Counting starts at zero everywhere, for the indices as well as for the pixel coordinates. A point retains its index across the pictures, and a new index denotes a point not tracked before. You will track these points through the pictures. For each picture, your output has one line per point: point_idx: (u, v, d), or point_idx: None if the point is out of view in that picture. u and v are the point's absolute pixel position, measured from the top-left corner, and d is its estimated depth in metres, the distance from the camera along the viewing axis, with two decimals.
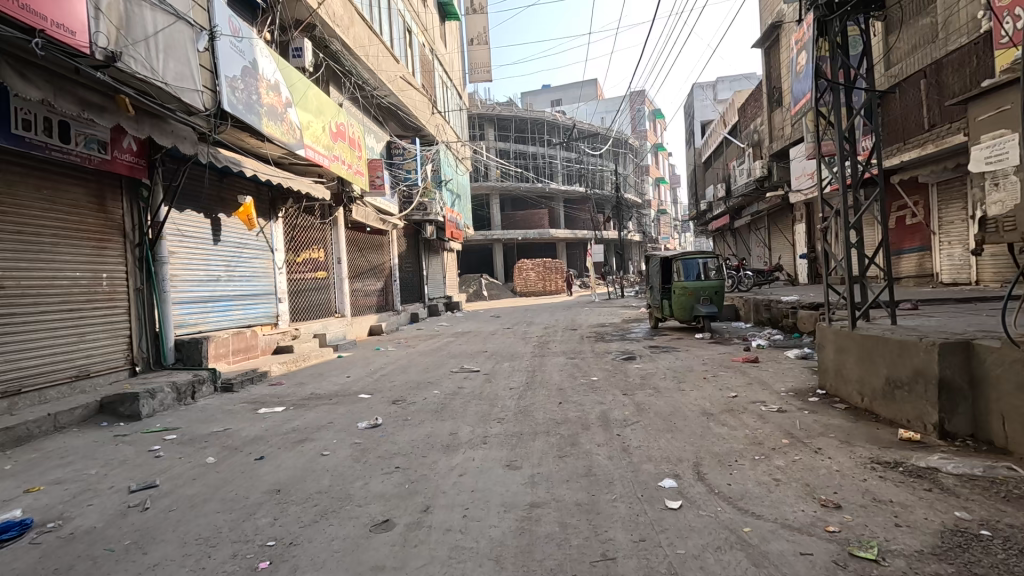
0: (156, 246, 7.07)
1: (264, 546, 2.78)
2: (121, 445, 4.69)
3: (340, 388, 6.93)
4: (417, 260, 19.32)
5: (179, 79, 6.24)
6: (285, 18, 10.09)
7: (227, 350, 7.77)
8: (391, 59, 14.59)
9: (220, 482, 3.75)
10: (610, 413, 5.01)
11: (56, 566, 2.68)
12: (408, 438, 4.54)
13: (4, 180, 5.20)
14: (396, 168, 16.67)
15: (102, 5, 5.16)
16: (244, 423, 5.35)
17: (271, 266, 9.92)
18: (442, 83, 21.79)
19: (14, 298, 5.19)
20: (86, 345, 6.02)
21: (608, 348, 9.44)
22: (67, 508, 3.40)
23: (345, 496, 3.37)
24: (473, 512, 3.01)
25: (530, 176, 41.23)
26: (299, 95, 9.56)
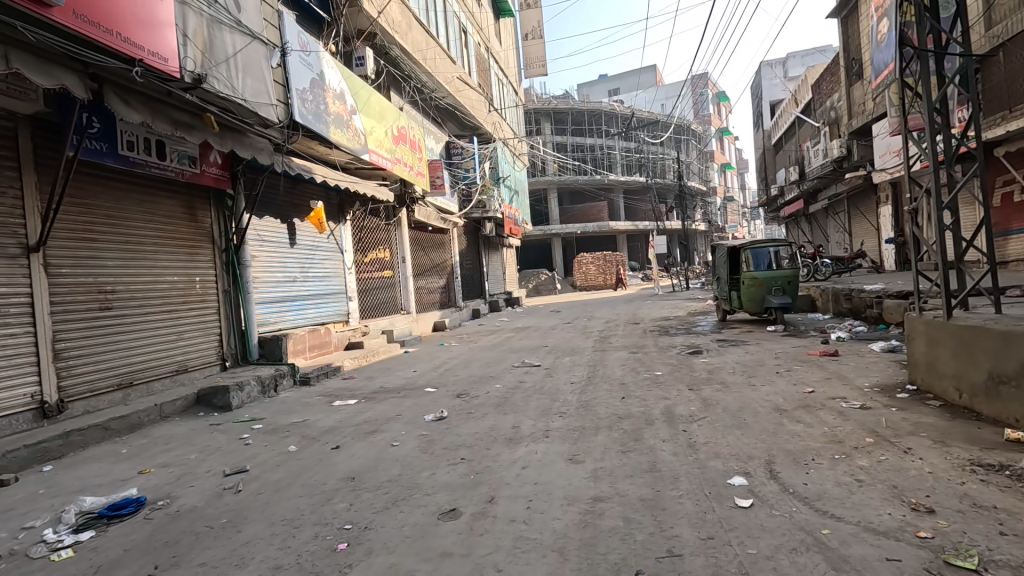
0: (240, 250, 7.66)
1: (341, 529, 2.97)
2: (215, 434, 5.16)
3: (406, 382, 7.22)
4: (477, 257, 19.66)
5: (256, 95, 6.72)
6: (347, 29, 10.56)
7: (304, 346, 8.30)
8: (447, 60, 14.88)
9: (301, 468, 4.03)
10: (674, 408, 4.88)
11: (165, 540, 3.00)
12: (472, 431, 4.66)
13: (113, 196, 5.84)
14: (455, 167, 17.04)
15: (189, 32, 5.67)
16: (321, 415, 5.70)
17: (341, 266, 10.46)
18: (498, 80, 21.93)
19: (123, 301, 5.83)
20: (184, 343, 6.66)
21: (672, 342, 9.17)
22: (172, 489, 3.79)
23: (413, 485, 3.52)
24: (537, 504, 3.06)
25: (588, 169, 40.68)
26: (363, 102, 10.00)
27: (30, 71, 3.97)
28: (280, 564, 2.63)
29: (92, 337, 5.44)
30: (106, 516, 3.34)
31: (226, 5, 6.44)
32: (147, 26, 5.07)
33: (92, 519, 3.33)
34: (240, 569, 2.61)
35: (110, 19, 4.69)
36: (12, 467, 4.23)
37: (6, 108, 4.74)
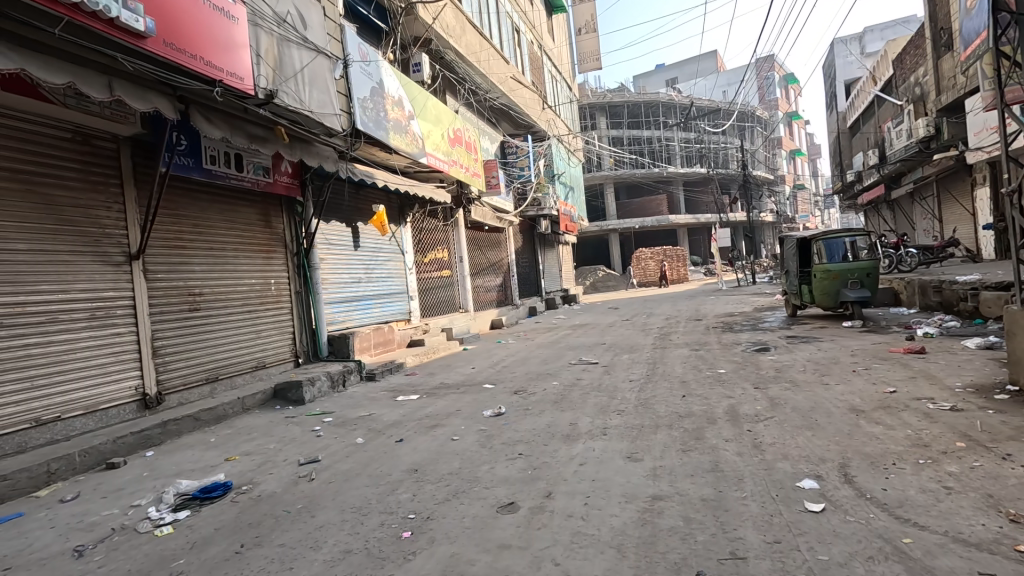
0: (310, 254, 8.13)
1: (406, 518, 3.11)
2: (291, 425, 5.53)
3: (465, 379, 7.40)
4: (533, 255, 19.72)
5: (322, 106, 7.12)
6: (404, 37, 10.91)
7: (370, 343, 8.71)
8: (501, 60, 15.00)
9: (368, 460, 4.25)
10: (739, 408, 4.69)
11: (250, 521, 3.28)
12: (530, 427, 4.72)
13: (199, 207, 6.38)
14: (510, 166, 17.21)
15: (261, 51, 6.11)
16: (385, 409, 5.97)
17: (402, 267, 10.85)
18: (551, 77, 21.86)
19: (209, 303, 6.37)
20: (262, 341, 7.17)
21: (737, 339, 8.81)
22: (254, 475, 4.11)
23: (473, 478, 3.62)
24: (595, 501, 3.06)
25: (645, 162, 39.64)
26: (420, 107, 10.30)
27: (129, 97, 4.43)
28: (350, 548, 2.80)
29: (183, 336, 5.99)
30: (199, 498, 3.69)
31: (293, 23, 6.85)
32: (226, 48, 5.50)
33: (187, 500, 3.69)
34: (314, 551, 2.80)
35: (196, 44, 5.13)
36: (122, 451, 4.74)
37: (109, 131, 5.31)
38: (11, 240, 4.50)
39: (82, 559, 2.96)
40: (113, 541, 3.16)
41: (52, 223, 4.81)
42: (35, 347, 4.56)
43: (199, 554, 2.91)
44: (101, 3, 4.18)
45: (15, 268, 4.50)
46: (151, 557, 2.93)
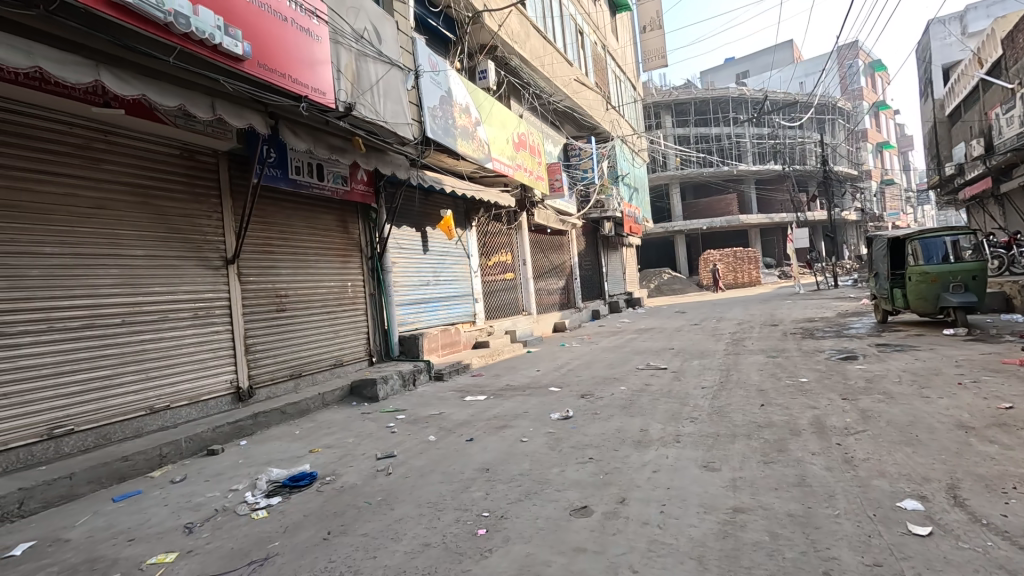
0: (383, 258, 8.51)
1: (480, 515, 3.18)
2: (367, 421, 5.81)
3: (531, 381, 7.44)
4: (596, 257, 19.50)
5: (395, 116, 7.46)
6: (471, 46, 11.15)
7: (437, 344, 8.97)
8: (565, 63, 14.98)
9: (440, 457, 4.39)
10: (825, 419, 4.41)
11: (335, 510, 3.48)
12: (598, 431, 4.68)
13: (285, 215, 6.86)
14: (573, 169, 17.15)
15: (341, 67, 6.51)
16: (454, 409, 6.12)
17: (468, 270, 11.09)
18: (615, 77, 21.54)
19: (293, 303, 6.83)
20: (340, 340, 7.59)
21: (820, 346, 8.25)
22: (336, 467, 4.37)
23: (544, 480, 3.64)
24: (671, 509, 2.98)
25: (713, 160, 38.12)
26: (487, 113, 10.49)
27: (228, 115, 4.85)
28: (429, 542, 2.90)
29: (272, 334, 6.46)
30: (288, 486, 3.96)
31: (370, 38, 7.22)
32: (310, 65, 5.89)
33: (278, 488, 3.98)
34: (395, 542, 2.93)
35: (285, 64, 5.53)
36: (220, 439, 5.18)
37: (210, 147, 5.83)
38: (132, 247, 5.05)
39: (191, 536, 3.27)
40: (216, 521, 3.46)
41: (164, 231, 5.35)
42: (148, 343, 5.09)
43: (291, 537, 3.13)
44: (207, 31, 4.60)
45: (133, 273, 5.02)
46: (250, 538, 3.18)
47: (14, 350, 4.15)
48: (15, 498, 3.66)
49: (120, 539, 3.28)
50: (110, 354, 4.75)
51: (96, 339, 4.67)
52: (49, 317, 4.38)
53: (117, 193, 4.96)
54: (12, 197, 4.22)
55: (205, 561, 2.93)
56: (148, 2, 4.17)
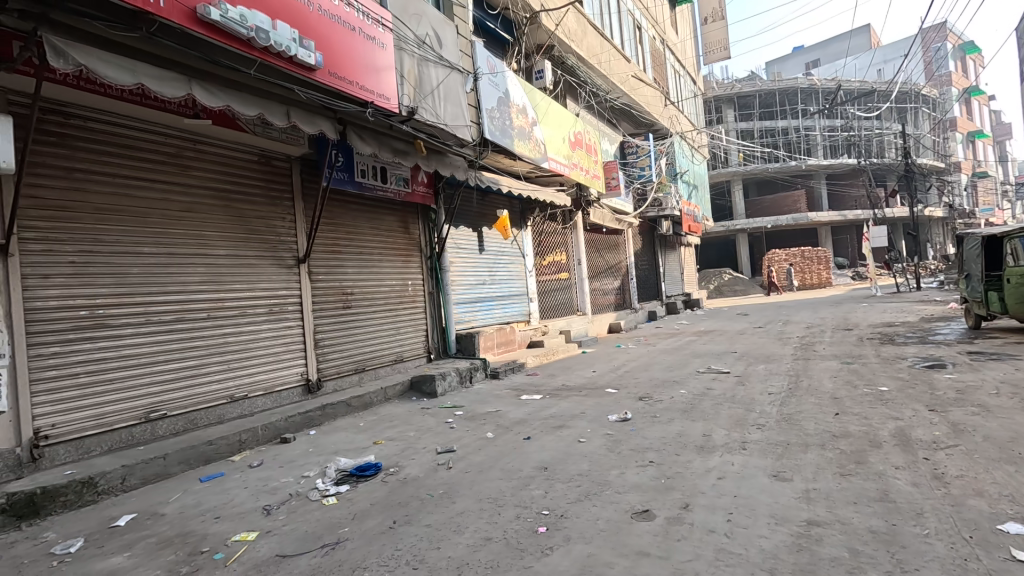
0: (441, 257, 8.72)
1: (540, 513, 3.20)
2: (426, 416, 5.98)
3: (587, 382, 7.38)
4: (653, 257, 19.04)
5: (454, 119, 7.62)
6: (528, 46, 11.19)
7: (493, 343, 9.08)
8: (622, 59, 14.73)
9: (499, 454, 4.44)
10: (910, 431, 4.09)
11: (399, 500, 3.61)
12: (659, 435, 4.58)
13: (351, 215, 7.17)
14: (629, 167, 16.83)
15: (404, 72, 6.73)
16: (511, 407, 6.18)
17: (523, 269, 11.15)
18: (674, 72, 20.94)
19: (358, 300, 7.14)
20: (401, 337, 7.85)
21: (901, 353, 7.66)
22: (399, 459, 4.53)
23: (604, 482, 3.60)
24: (739, 518, 2.87)
25: (779, 156, 36.24)
26: (543, 113, 10.50)
27: (301, 123, 5.13)
28: (490, 536, 2.96)
29: (338, 329, 6.78)
30: (355, 475, 4.15)
31: (431, 43, 7.42)
32: (375, 73, 6.14)
33: (346, 476, 4.17)
34: (458, 535, 3.01)
35: (352, 72, 5.79)
36: (292, 428, 5.50)
37: (284, 152, 6.19)
38: (216, 246, 5.45)
39: (270, 517, 3.50)
40: (291, 504, 3.69)
41: (244, 232, 5.74)
42: (230, 336, 5.49)
43: (359, 524, 3.27)
44: (284, 44, 4.90)
45: (217, 270, 5.43)
46: (322, 522, 3.36)
47: (118, 340, 4.58)
48: (119, 474, 4.06)
49: (208, 516, 3.56)
50: (197, 345, 5.17)
51: (185, 332, 5.09)
52: (146, 309, 4.80)
53: (204, 197, 5.37)
54: (117, 202, 4.65)
55: (282, 542, 3.12)
56: (233, 19, 4.48)
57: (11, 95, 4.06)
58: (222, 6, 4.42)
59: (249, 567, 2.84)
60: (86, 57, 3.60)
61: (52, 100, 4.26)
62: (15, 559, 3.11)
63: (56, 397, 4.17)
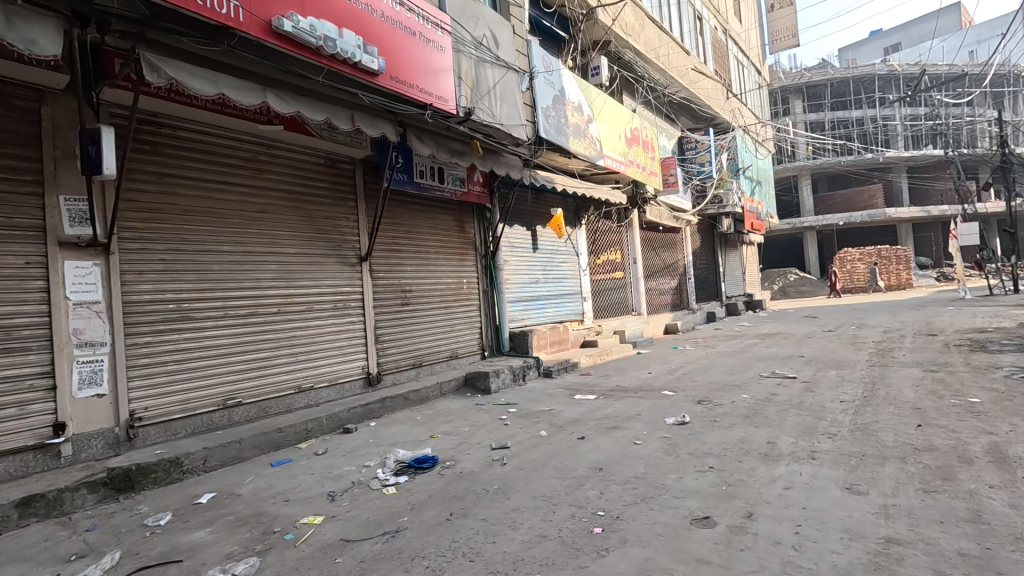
0: (495, 256, 8.82)
1: (595, 514, 3.17)
2: (481, 412, 6.07)
3: (643, 383, 7.22)
4: (712, 256, 18.36)
5: (510, 118, 7.67)
6: (584, 43, 11.07)
7: (546, 342, 9.08)
8: (682, 52, 14.27)
9: (553, 453, 4.44)
10: (1007, 448, 3.72)
11: (455, 493, 3.69)
12: (719, 440, 4.42)
13: (409, 215, 7.39)
14: (688, 163, 16.30)
15: (462, 74, 6.86)
16: (564, 406, 6.17)
17: (577, 268, 11.07)
18: (737, 63, 20.07)
19: (415, 297, 7.35)
20: (456, 333, 8.01)
21: (996, 361, 6.98)
22: (455, 453, 4.62)
23: (661, 486, 3.52)
24: (808, 531, 2.73)
25: (853, 148, 33.93)
26: (599, 110, 10.36)
27: (364, 126, 5.34)
28: (545, 534, 2.97)
29: (396, 325, 7.01)
30: (413, 466, 4.28)
31: (488, 44, 7.51)
32: (434, 75, 6.29)
33: (404, 467, 4.32)
34: (513, 530, 3.04)
35: (412, 75, 5.95)
36: (353, 419, 5.74)
37: (348, 155, 6.46)
38: (287, 245, 5.77)
39: (334, 503, 3.68)
40: (354, 492, 3.86)
41: (311, 231, 6.04)
42: (298, 330, 5.81)
43: (418, 514, 3.38)
44: (350, 51, 5.12)
45: (287, 268, 5.75)
46: (382, 510, 3.49)
47: (200, 332, 4.95)
48: (200, 455, 4.39)
49: (279, 499, 3.79)
50: (269, 338, 5.50)
51: (258, 325, 5.43)
52: (225, 303, 5.16)
53: (276, 199, 5.70)
54: (200, 204, 5.02)
55: (346, 527, 3.27)
56: (304, 30, 4.72)
57: (113, 108, 4.48)
58: (295, 17, 4.65)
59: (316, 548, 3.00)
60: (176, 71, 3.92)
61: (147, 111, 4.65)
62: (115, 528, 3.45)
63: (148, 382, 4.57)
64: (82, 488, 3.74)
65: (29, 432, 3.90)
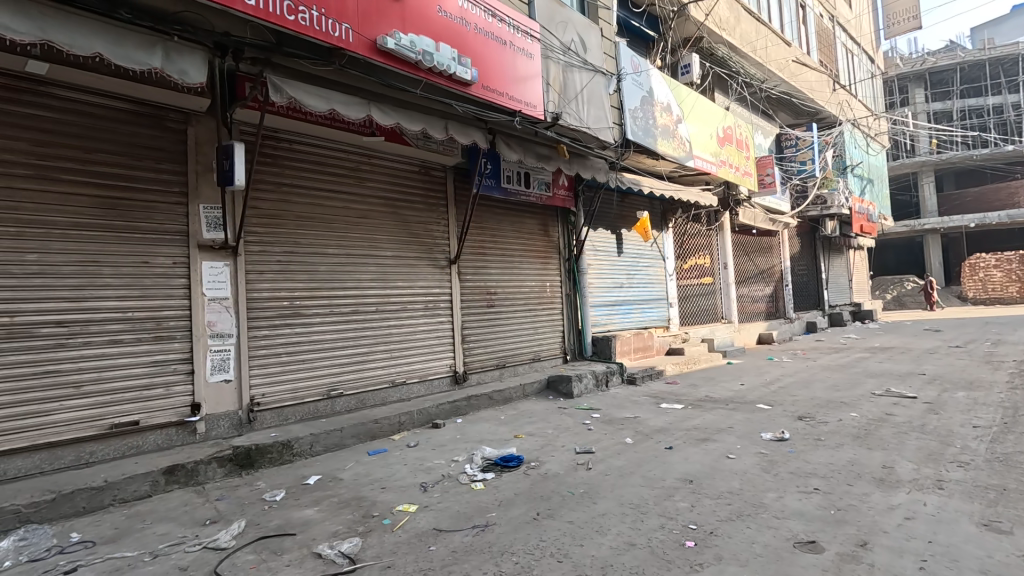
0: (579, 260, 8.79)
1: (687, 527, 3.07)
2: (564, 415, 6.08)
3: (735, 394, 6.85)
4: (813, 261, 16.96)
5: (597, 121, 7.63)
6: (674, 40, 10.73)
7: (630, 348, 8.89)
8: (782, 44, 13.36)
9: (639, 461, 4.35)
10: None
11: (542, 494, 3.73)
12: (824, 460, 4.09)
13: (496, 219, 7.57)
14: (787, 161, 15.19)
15: (550, 80, 6.94)
16: (650, 414, 6.01)
17: (663, 273, 10.72)
18: (846, 51, 18.43)
19: (500, 299, 7.53)
20: (538, 336, 8.08)
21: None
22: (540, 454, 4.67)
23: (759, 504, 3.32)
24: (936, 568, 2.45)
25: (989, 139, 29.80)
26: (689, 109, 9.99)
27: (457, 134, 5.57)
28: (634, 542, 2.92)
29: (482, 327, 7.22)
30: (499, 464, 4.38)
31: (576, 49, 7.53)
32: (523, 82, 6.42)
33: (491, 465, 4.44)
34: (601, 535, 3.02)
35: (502, 83, 6.11)
36: (441, 414, 5.99)
37: (440, 162, 6.76)
38: (384, 248, 6.16)
39: (426, 493, 3.87)
40: (444, 484, 4.04)
41: (406, 236, 6.39)
42: (393, 327, 6.17)
43: (506, 511, 3.46)
44: (446, 64, 5.37)
45: (385, 269, 6.13)
46: (472, 504, 3.61)
47: (308, 328, 5.42)
48: (308, 440, 4.81)
49: (376, 485, 4.06)
50: (367, 334, 5.91)
51: (359, 322, 5.85)
52: (331, 302, 5.61)
53: (376, 206, 6.11)
54: (312, 211, 5.51)
55: (438, 518, 3.43)
56: (405, 46, 5.01)
57: (243, 126, 5.04)
58: (397, 35, 4.96)
59: (412, 534, 3.18)
60: (295, 91, 4.34)
61: (269, 128, 5.18)
62: (239, 499, 3.87)
63: (265, 371, 5.08)
64: (214, 462, 4.25)
65: (172, 410, 4.49)
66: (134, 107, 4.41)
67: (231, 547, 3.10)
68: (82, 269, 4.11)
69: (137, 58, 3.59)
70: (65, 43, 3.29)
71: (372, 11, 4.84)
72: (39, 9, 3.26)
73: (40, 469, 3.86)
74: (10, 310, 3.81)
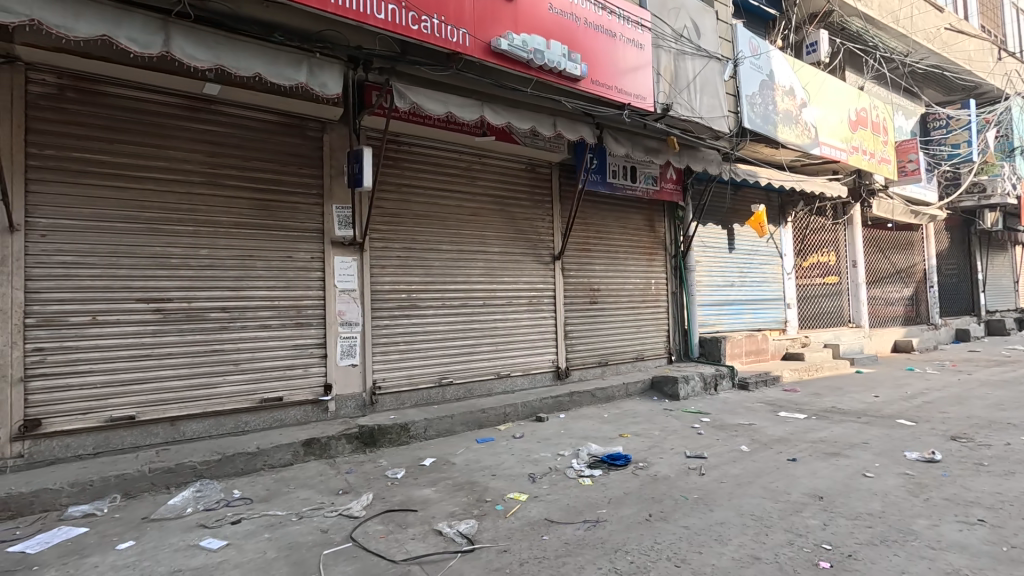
0: (686, 257, 8.41)
1: (820, 546, 2.83)
2: (671, 418, 5.87)
3: (868, 407, 6.16)
4: (965, 260, 14.69)
5: (711, 110, 7.23)
6: (799, 17, 9.86)
7: (741, 351, 8.34)
8: (932, 10, 11.69)
9: (759, 470, 4.08)
10: None
11: (653, 495, 3.65)
12: (989, 488, 3.54)
13: (601, 215, 7.47)
14: (935, 144, 13.27)
15: (661, 69, 6.69)
16: (768, 422, 5.60)
17: (780, 271, 9.92)
18: (1016, 12, 15.65)
19: (604, 297, 7.45)
20: (642, 334, 7.88)
21: None
22: (647, 455, 4.56)
23: (908, 531, 2.96)
24: None
25: None
26: (815, 91, 9.10)
27: (565, 131, 5.57)
28: (758, 556, 2.75)
29: (585, 324, 7.20)
30: (606, 462, 4.35)
31: (689, 35, 7.19)
32: (632, 74, 6.26)
33: (598, 462, 4.41)
34: (721, 545, 2.89)
35: (611, 77, 6.01)
36: (545, 408, 6.07)
37: (546, 160, 6.82)
38: (492, 245, 6.36)
39: (535, 484, 3.95)
40: (552, 477, 4.10)
41: (512, 233, 6.53)
42: (498, 321, 6.36)
43: (616, 510, 3.42)
44: (556, 60, 5.40)
45: (492, 266, 6.33)
46: (581, 499, 3.63)
47: (423, 320, 5.77)
48: (423, 424, 5.12)
49: (487, 472, 4.23)
50: (475, 328, 6.15)
51: (468, 316, 6.11)
52: (443, 296, 5.92)
53: (485, 203, 6.32)
54: (428, 211, 5.85)
55: (549, 509, 3.49)
56: (518, 46, 5.11)
57: (370, 132, 5.47)
58: (510, 36, 5.08)
59: (524, 523, 3.27)
60: (417, 96, 4.61)
61: (392, 133, 5.56)
62: (365, 474, 4.23)
63: (385, 358, 5.49)
64: (342, 438, 4.68)
65: (309, 388, 5.02)
66: (281, 118, 4.97)
67: (362, 516, 3.41)
68: (240, 262, 4.73)
69: (287, 75, 4.03)
70: (233, 65, 3.79)
71: (488, 13, 5.00)
72: (215, 37, 3.79)
73: (209, 433, 4.51)
74: (189, 296, 4.48)
